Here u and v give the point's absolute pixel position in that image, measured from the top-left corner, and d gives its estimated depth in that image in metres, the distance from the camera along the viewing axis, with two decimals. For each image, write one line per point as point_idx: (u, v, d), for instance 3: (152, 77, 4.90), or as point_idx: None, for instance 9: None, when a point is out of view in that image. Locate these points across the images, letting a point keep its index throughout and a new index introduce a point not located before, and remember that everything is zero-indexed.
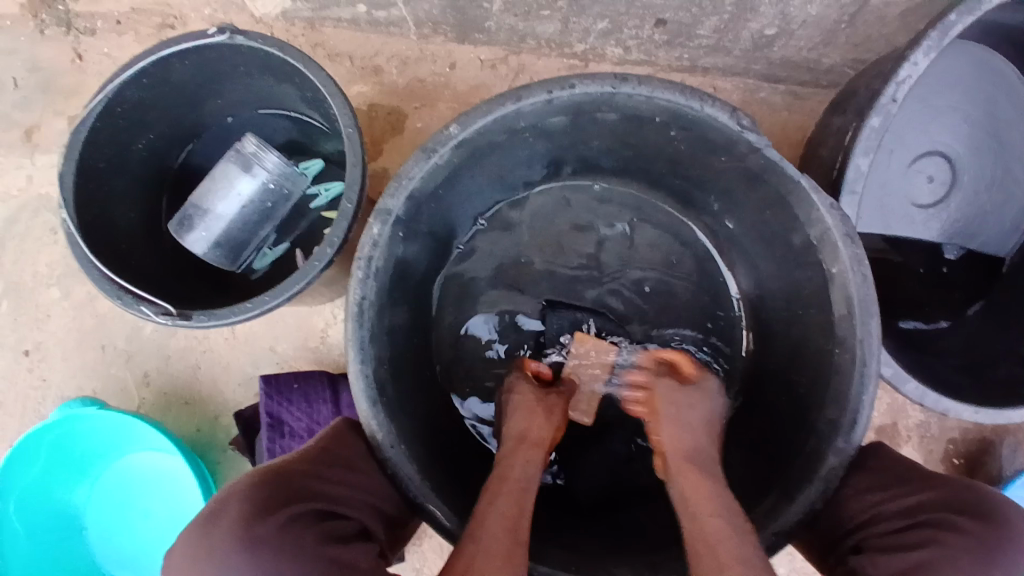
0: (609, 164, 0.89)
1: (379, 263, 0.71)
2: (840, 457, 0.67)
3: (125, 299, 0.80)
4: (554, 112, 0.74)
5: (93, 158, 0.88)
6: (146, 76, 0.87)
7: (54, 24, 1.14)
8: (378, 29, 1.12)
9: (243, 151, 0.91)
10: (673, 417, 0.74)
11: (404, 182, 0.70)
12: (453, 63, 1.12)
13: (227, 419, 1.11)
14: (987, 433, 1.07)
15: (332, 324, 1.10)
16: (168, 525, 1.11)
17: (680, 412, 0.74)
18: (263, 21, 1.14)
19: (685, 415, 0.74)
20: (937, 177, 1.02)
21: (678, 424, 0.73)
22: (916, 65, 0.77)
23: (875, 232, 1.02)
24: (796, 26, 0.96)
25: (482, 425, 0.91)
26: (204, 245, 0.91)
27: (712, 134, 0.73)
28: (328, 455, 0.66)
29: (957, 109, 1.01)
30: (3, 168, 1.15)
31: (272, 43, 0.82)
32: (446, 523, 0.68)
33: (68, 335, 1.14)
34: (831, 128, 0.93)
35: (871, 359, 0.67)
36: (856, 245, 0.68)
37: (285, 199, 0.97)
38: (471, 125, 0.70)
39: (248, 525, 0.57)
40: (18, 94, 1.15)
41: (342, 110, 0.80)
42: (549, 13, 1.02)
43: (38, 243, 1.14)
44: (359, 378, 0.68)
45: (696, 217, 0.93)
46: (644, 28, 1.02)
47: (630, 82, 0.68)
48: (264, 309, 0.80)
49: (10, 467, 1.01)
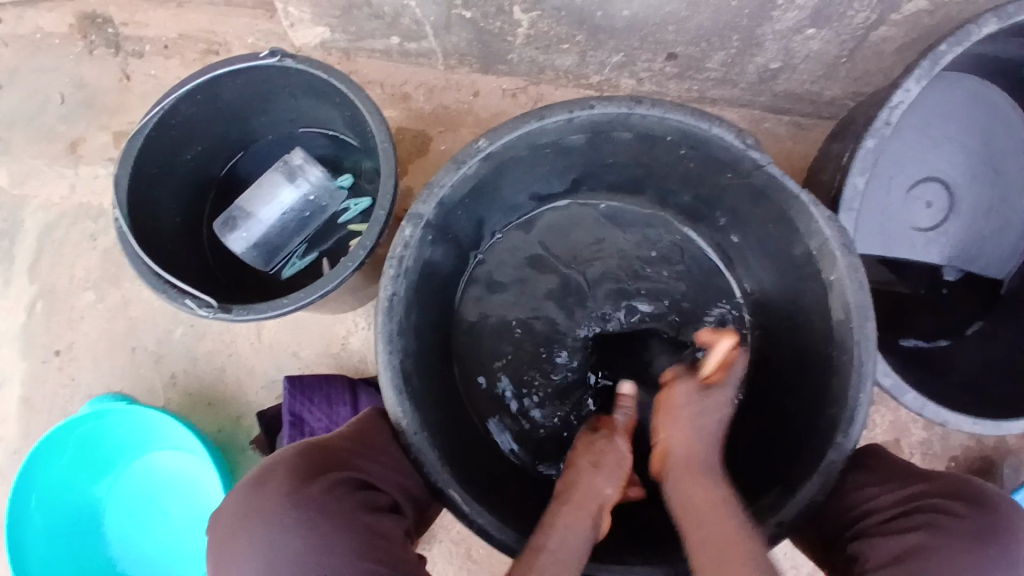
0: (623, 181, 0.96)
1: (409, 264, 0.76)
2: (840, 452, 0.71)
3: (170, 293, 0.86)
4: (574, 130, 0.80)
5: (145, 166, 0.95)
6: (199, 92, 0.95)
7: (105, 46, 1.25)
8: (408, 60, 1.21)
9: (291, 163, 1.02)
10: (688, 427, 0.77)
11: (434, 190, 0.76)
12: (476, 91, 1.21)
13: (249, 420, 1.16)
14: (989, 453, 1.10)
15: (353, 331, 1.15)
16: (184, 525, 1.15)
17: (692, 422, 0.77)
18: (302, 50, 1.23)
19: (697, 427, 0.77)
20: (934, 203, 1.07)
21: (690, 435, 0.76)
22: (908, 91, 0.84)
23: (875, 253, 1.07)
24: (799, 60, 1.03)
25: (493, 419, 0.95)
26: (244, 244, 1.00)
27: (718, 152, 0.79)
28: (363, 438, 0.72)
29: (954, 139, 1.07)
30: (48, 177, 1.24)
31: (317, 66, 0.90)
32: (464, 508, 0.72)
33: (101, 335, 1.20)
34: (831, 154, 0.99)
35: (869, 360, 0.71)
36: (853, 255, 0.73)
37: (321, 212, 1.05)
38: (499, 139, 0.76)
39: (296, 487, 0.67)
40: (64, 109, 1.25)
41: (378, 127, 0.87)
42: (567, 47, 1.10)
43: (78, 247, 1.22)
44: (386, 367, 0.73)
45: (703, 233, 0.99)
46: (656, 61, 1.10)
47: (644, 104, 0.75)
48: (299, 305, 0.85)
49: (38, 460, 1.06)
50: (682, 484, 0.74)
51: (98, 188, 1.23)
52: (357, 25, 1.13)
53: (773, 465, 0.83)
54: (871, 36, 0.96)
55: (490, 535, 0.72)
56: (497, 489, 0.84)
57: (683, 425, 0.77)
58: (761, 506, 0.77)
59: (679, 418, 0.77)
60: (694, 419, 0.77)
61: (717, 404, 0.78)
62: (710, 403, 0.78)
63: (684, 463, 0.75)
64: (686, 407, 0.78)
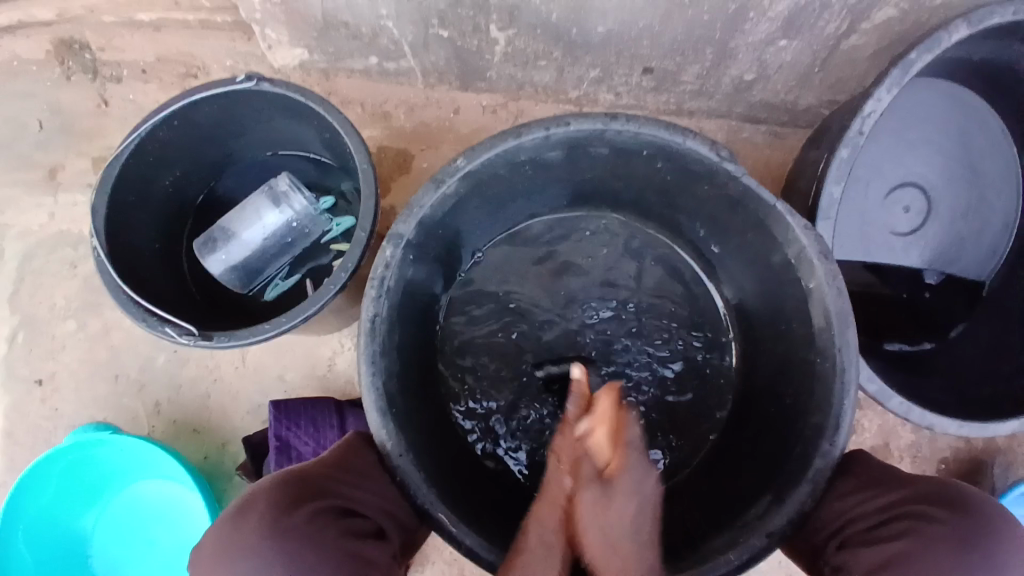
0: (602, 195, 0.97)
1: (391, 284, 0.76)
2: (826, 459, 0.71)
3: (150, 322, 0.86)
4: (552, 146, 0.81)
5: (122, 193, 0.95)
6: (177, 118, 0.95)
7: (82, 72, 1.24)
8: (387, 79, 1.21)
9: (277, 188, 1.00)
10: (603, 531, 0.69)
11: (415, 209, 0.77)
12: (456, 109, 1.21)
13: (236, 446, 1.15)
14: (978, 453, 1.10)
15: (339, 352, 1.14)
16: (172, 553, 1.13)
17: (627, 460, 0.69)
18: (280, 71, 1.23)
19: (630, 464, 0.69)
20: (912, 206, 1.08)
21: (613, 529, 0.69)
22: (880, 100, 0.85)
23: (854, 259, 1.08)
24: (772, 70, 1.05)
25: (476, 426, 0.95)
26: (222, 266, 1.00)
27: (694, 165, 0.80)
28: (345, 463, 0.72)
29: (927, 143, 1.09)
30: (27, 206, 1.23)
31: (295, 89, 0.90)
32: (451, 529, 0.71)
33: (83, 364, 1.18)
34: (806, 163, 1.01)
35: (850, 366, 0.72)
36: (831, 262, 0.74)
37: (303, 237, 1.05)
38: (477, 158, 0.77)
39: (274, 518, 0.66)
40: (43, 136, 1.24)
41: (357, 148, 0.87)
42: (545, 63, 1.11)
43: (58, 276, 1.20)
44: (370, 388, 0.73)
45: (684, 244, 0.99)
46: (632, 75, 1.11)
47: (619, 120, 0.76)
48: (281, 330, 0.85)
49: (22, 492, 1.03)
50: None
51: (77, 216, 1.22)
52: (336, 45, 1.14)
53: (759, 472, 0.83)
54: (842, 46, 0.98)
55: (480, 555, 0.72)
56: (486, 507, 0.84)
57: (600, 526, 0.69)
58: (749, 515, 0.77)
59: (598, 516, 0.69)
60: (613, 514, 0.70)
61: (626, 496, 0.71)
62: (616, 497, 0.70)
63: (620, 568, 0.68)
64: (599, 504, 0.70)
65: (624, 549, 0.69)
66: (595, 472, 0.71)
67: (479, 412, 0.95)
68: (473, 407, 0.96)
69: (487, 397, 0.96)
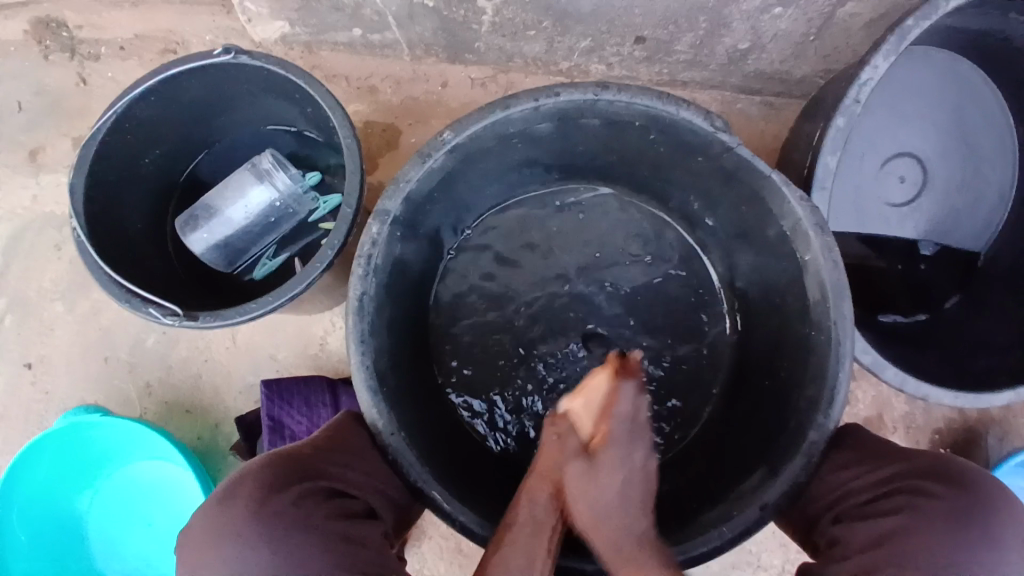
0: (595, 169, 0.95)
1: (378, 261, 0.74)
2: (820, 432, 0.70)
3: (135, 303, 0.84)
4: (541, 118, 0.78)
5: (102, 172, 0.92)
6: (154, 94, 0.92)
7: (59, 49, 1.20)
8: (373, 52, 1.18)
9: (260, 165, 0.99)
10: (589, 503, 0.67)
11: (401, 185, 0.74)
12: (445, 82, 1.18)
13: (228, 426, 1.13)
14: (971, 423, 1.11)
15: (330, 332, 1.13)
16: (168, 533, 1.13)
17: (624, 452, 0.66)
18: (263, 46, 1.19)
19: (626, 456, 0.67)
20: (908, 177, 1.07)
21: (602, 489, 0.67)
22: (876, 68, 0.83)
23: (850, 232, 1.06)
24: (768, 39, 1.02)
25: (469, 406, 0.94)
26: (204, 245, 0.99)
27: (688, 136, 0.78)
28: (334, 443, 0.70)
29: (924, 112, 1.07)
30: (8, 188, 1.19)
31: (275, 62, 0.87)
32: (446, 507, 0.71)
33: (70, 348, 1.16)
34: (802, 134, 0.99)
35: (846, 339, 0.71)
36: (826, 234, 0.73)
37: (289, 217, 1.03)
38: (464, 131, 0.74)
39: (263, 502, 0.65)
40: (21, 116, 1.20)
41: (341, 123, 0.85)
42: (535, 34, 1.08)
43: (41, 259, 1.18)
44: (359, 367, 0.71)
45: (678, 217, 0.98)
46: (625, 45, 1.09)
47: (610, 90, 0.73)
48: (268, 309, 0.83)
49: (15, 474, 1.02)
50: (593, 537, 0.68)
51: (60, 197, 1.19)
52: (318, 17, 1.10)
53: (755, 446, 0.83)
54: (839, 13, 0.95)
55: (474, 533, 0.71)
56: (480, 485, 0.83)
57: (585, 492, 0.67)
58: (745, 488, 0.76)
59: (585, 489, 0.67)
60: (598, 481, 0.66)
61: (611, 465, 0.66)
62: (602, 471, 0.66)
63: (589, 523, 0.67)
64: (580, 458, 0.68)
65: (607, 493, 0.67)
66: (578, 447, 0.67)
67: (474, 392, 0.94)
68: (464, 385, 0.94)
69: (478, 374, 0.95)
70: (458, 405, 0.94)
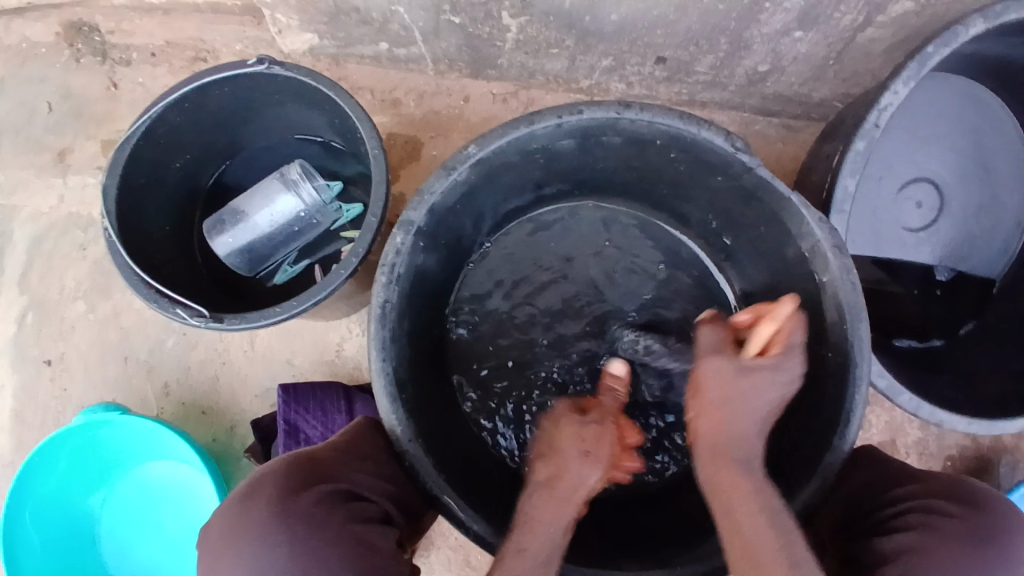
0: (614, 185, 0.96)
1: (401, 270, 0.76)
2: (836, 454, 0.71)
3: (161, 303, 0.85)
4: (565, 134, 0.80)
5: (134, 174, 0.94)
6: (187, 101, 0.94)
7: (91, 55, 1.24)
8: (397, 66, 1.20)
9: (288, 176, 1.00)
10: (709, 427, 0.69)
11: (425, 196, 0.76)
12: (466, 96, 1.20)
13: (244, 429, 1.15)
14: (985, 451, 1.10)
15: (347, 339, 1.14)
16: (178, 536, 1.14)
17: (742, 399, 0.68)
18: (290, 57, 1.22)
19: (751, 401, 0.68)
20: (925, 202, 1.07)
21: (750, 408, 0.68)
22: (897, 93, 0.84)
23: (866, 254, 1.07)
24: (787, 62, 1.04)
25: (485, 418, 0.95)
26: (228, 249, 1.00)
27: (708, 155, 0.79)
28: (353, 449, 0.72)
29: (942, 137, 1.07)
30: (36, 188, 1.23)
31: (306, 73, 0.90)
32: (460, 516, 0.72)
33: (92, 346, 1.18)
34: (821, 156, 1.00)
35: (864, 361, 0.71)
36: (845, 255, 0.73)
37: (312, 227, 1.04)
38: (488, 145, 0.76)
39: (282, 504, 0.66)
40: (52, 118, 1.24)
41: (368, 134, 0.87)
42: (557, 52, 1.10)
43: (67, 257, 1.20)
44: (380, 375, 0.72)
45: (695, 235, 0.99)
46: (646, 65, 1.10)
47: (634, 108, 0.75)
48: (290, 315, 0.84)
49: (32, 472, 1.04)
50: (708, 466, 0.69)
51: (86, 198, 1.21)
52: (346, 31, 1.13)
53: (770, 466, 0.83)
54: (859, 38, 0.96)
55: (487, 542, 0.72)
56: (493, 494, 0.84)
57: (715, 415, 0.68)
58: None
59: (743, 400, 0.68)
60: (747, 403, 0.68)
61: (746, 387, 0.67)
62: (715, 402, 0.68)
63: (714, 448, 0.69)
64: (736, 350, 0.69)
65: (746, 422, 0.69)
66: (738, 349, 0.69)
67: (489, 403, 0.95)
68: (481, 396, 0.95)
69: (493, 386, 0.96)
70: (474, 417, 0.95)
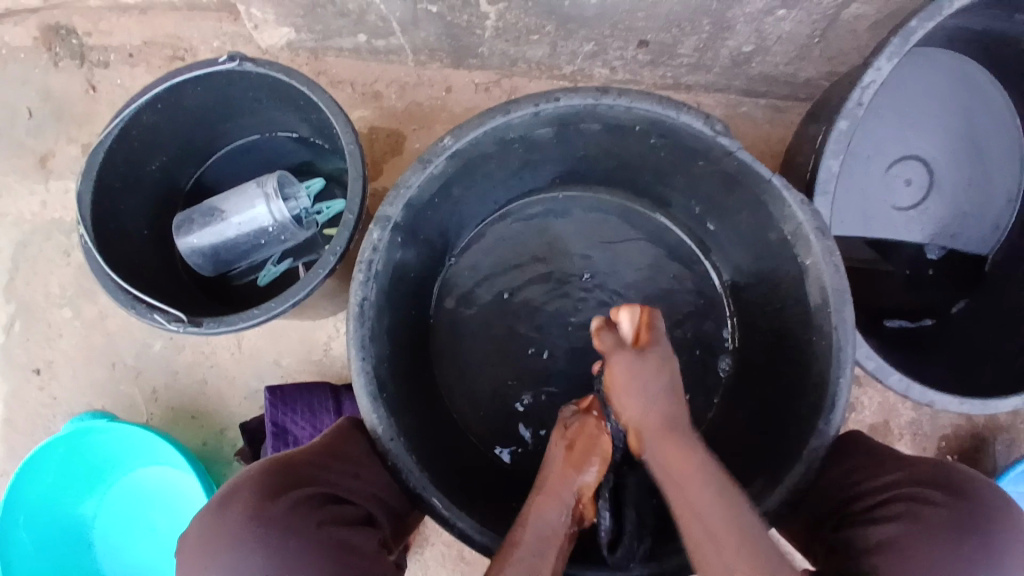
0: (596, 173, 0.95)
1: (379, 267, 0.75)
2: (822, 439, 0.70)
3: (139, 308, 0.85)
4: (541, 123, 0.78)
5: (109, 178, 0.93)
6: (160, 101, 0.93)
7: (69, 57, 1.22)
8: (377, 57, 1.18)
9: (265, 188, 0.97)
10: (641, 391, 0.70)
11: (401, 191, 0.75)
12: (449, 87, 1.18)
13: (233, 432, 1.14)
14: (981, 431, 1.09)
15: (334, 337, 1.13)
16: (172, 538, 1.14)
17: (644, 385, 0.70)
18: (269, 52, 1.20)
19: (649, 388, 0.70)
20: (914, 180, 1.06)
21: (647, 403, 0.70)
22: (879, 70, 0.82)
23: (856, 235, 1.05)
24: (771, 42, 1.02)
25: (475, 415, 0.94)
26: (191, 248, 0.98)
27: (687, 140, 0.77)
28: (334, 450, 0.72)
29: (930, 114, 1.06)
30: (18, 194, 1.21)
31: (279, 69, 0.88)
32: (445, 514, 0.72)
33: (79, 352, 1.18)
34: (806, 137, 0.98)
35: (847, 345, 0.70)
36: (828, 238, 0.72)
37: (280, 241, 1.01)
38: (464, 136, 0.75)
39: (260, 508, 0.64)
40: (31, 122, 1.22)
41: (344, 129, 0.85)
42: (538, 38, 1.08)
43: (51, 264, 1.19)
44: (359, 374, 0.72)
45: (678, 222, 0.98)
46: (629, 49, 1.08)
47: (610, 94, 0.73)
48: (270, 315, 0.83)
49: (22, 480, 1.03)
50: (661, 445, 0.69)
51: (69, 203, 1.20)
52: (323, 24, 1.11)
53: (757, 455, 0.83)
54: (843, 14, 0.94)
55: (472, 539, 0.72)
56: (481, 491, 0.84)
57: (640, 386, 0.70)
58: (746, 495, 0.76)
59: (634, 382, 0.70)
60: (654, 369, 0.71)
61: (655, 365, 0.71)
62: (649, 364, 0.71)
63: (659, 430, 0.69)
64: (632, 376, 0.70)
65: (663, 406, 0.70)
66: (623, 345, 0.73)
67: (480, 394, 0.95)
68: (470, 390, 0.95)
69: (483, 380, 0.95)
70: (462, 415, 0.94)
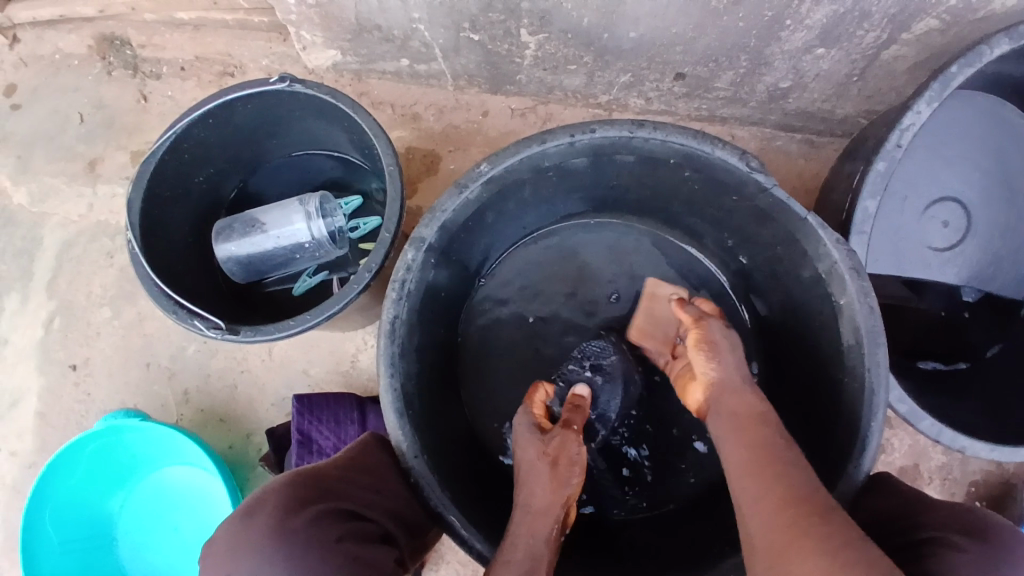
0: (629, 202, 0.96)
1: (412, 286, 0.76)
2: (850, 481, 0.69)
3: (180, 314, 0.87)
4: (577, 153, 0.80)
5: (158, 187, 0.97)
6: (210, 117, 0.96)
7: (122, 67, 1.28)
8: (418, 81, 1.22)
9: (307, 206, 1.00)
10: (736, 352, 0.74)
11: (437, 214, 0.76)
12: (485, 111, 1.21)
13: (259, 437, 1.17)
14: (1013, 479, 1.06)
15: (362, 349, 1.16)
16: (195, 539, 1.16)
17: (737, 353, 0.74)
18: (314, 72, 1.24)
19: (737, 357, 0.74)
20: (951, 222, 1.05)
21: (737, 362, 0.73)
22: (919, 113, 0.82)
23: (889, 274, 1.04)
24: (808, 79, 1.02)
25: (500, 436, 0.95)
26: (229, 256, 1.01)
27: (722, 174, 0.78)
28: (357, 464, 0.73)
29: (969, 156, 1.05)
30: (66, 196, 1.27)
31: (325, 90, 0.91)
32: (463, 534, 0.72)
33: (115, 352, 1.22)
34: (842, 174, 0.98)
35: (880, 388, 0.69)
36: (862, 279, 0.72)
37: (313, 257, 1.04)
38: (500, 163, 0.76)
39: (283, 519, 0.65)
40: (83, 128, 1.28)
41: (385, 150, 0.88)
42: (575, 68, 1.10)
43: (95, 265, 1.24)
44: (387, 390, 0.73)
45: (709, 252, 0.98)
46: (664, 81, 1.10)
47: (647, 127, 0.74)
48: (304, 327, 0.85)
49: (54, 475, 1.06)
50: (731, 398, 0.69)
51: (115, 207, 1.25)
52: (367, 48, 1.15)
53: None
54: (883, 55, 0.94)
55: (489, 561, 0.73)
56: (501, 512, 0.85)
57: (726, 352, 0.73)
58: None
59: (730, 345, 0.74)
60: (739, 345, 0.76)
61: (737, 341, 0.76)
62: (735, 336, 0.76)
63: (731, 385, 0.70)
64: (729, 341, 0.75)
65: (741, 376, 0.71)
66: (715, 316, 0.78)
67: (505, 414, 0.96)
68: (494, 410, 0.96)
69: (508, 400, 0.96)
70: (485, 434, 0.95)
